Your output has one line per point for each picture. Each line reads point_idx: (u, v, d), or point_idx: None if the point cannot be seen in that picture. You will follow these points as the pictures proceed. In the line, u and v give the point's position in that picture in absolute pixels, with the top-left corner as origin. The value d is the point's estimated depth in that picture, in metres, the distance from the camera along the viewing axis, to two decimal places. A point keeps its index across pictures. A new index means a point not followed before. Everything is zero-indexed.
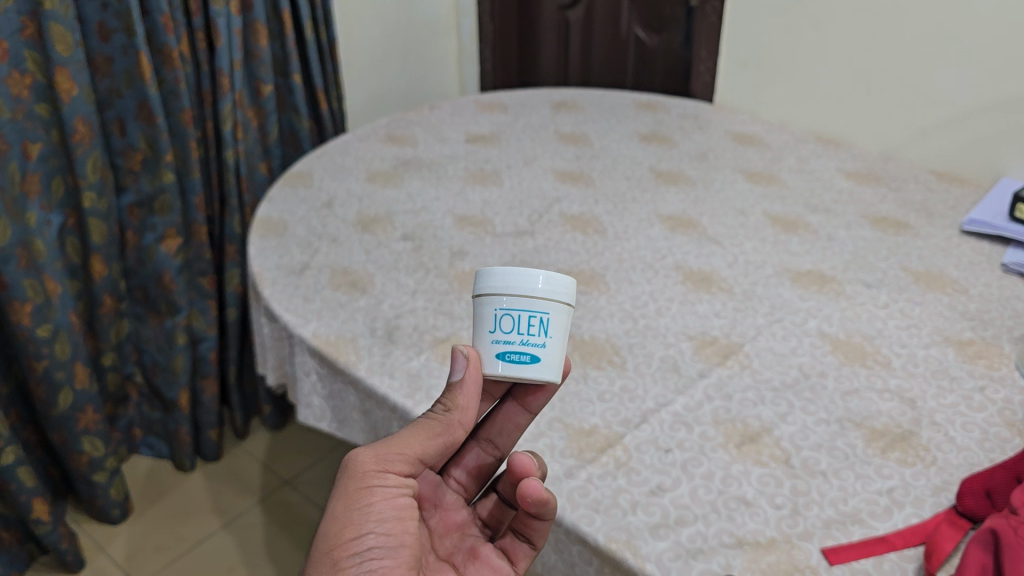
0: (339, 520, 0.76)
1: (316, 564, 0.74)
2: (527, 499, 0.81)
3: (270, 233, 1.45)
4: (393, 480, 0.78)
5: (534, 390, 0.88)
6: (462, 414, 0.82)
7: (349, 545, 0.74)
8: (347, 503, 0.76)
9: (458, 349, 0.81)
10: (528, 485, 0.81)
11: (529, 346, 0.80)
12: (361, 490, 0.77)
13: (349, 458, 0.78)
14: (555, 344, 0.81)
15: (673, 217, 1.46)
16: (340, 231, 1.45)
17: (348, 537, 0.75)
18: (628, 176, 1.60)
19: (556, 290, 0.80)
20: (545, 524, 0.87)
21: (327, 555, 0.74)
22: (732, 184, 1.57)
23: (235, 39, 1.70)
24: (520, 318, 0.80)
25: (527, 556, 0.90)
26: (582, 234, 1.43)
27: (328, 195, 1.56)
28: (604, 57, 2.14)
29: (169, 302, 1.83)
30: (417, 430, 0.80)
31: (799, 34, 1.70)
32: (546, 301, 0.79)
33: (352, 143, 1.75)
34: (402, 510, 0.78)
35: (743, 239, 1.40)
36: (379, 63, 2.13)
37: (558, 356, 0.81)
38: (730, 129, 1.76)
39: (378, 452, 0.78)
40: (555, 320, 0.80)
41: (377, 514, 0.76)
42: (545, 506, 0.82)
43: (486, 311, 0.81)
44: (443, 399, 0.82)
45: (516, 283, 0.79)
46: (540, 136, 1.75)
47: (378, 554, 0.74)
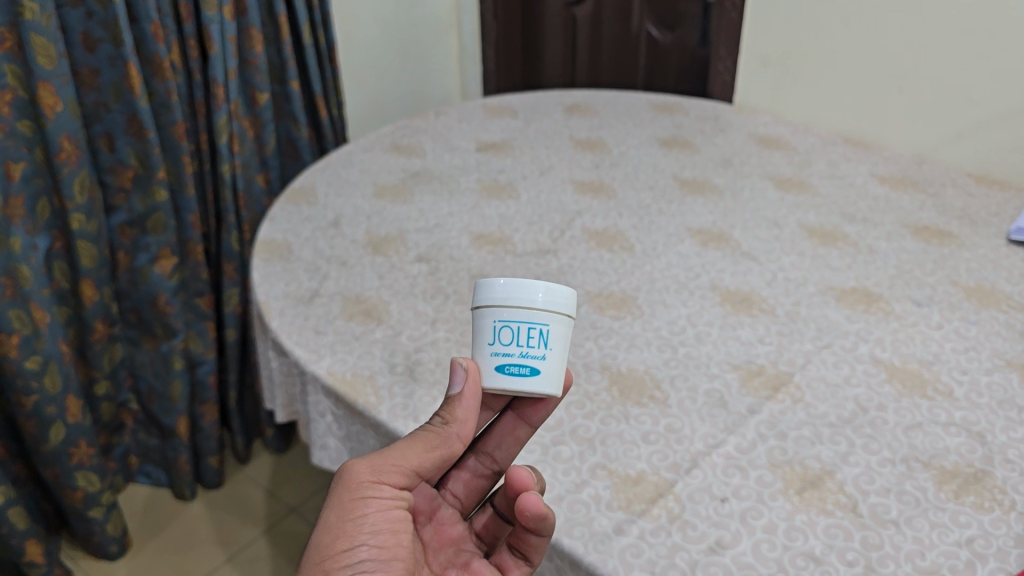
0: (331, 531, 0.76)
1: (308, 574, 0.74)
2: (524, 514, 0.80)
3: (274, 258, 1.36)
4: (388, 492, 0.78)
5: (536, 403, 0.87)
6: (459, 427, 0.82)
7: (344, 553, 0.74)
8: (342, 514, 0.76)
9: (456, 360, 0.81)
10: (524, 501, 0.80)
11: (529, 358, 0.80)
12: (355, 501, 0.77)
13: (344, 469, 0.78)
14: (554, 356, 0.81)
15: (703, 231, 1.38)
16: (349, 253, 1.35)
17: (342, 546, 0.75)
18: (652, 185, 1.51)
19: (556, 301, 0.80)
20: (542, 541, 0.83)
21: (320, 565, 0.74)
22: (762, 193, 1.48)
23: (229, 47, 1.60)
24: (519, 331, 0.80)
25: (522, 574, 0.87)
26: (609, 251, 1.34)
27: (334, 212, 1.46)
28: (613, 56, 2.05)
29: (165, 325, 1.74)
30: (413, 442, 0.81)
31: (825, 32, 1.61)
32: (546, 313, 0.80)
33: (355, 154, 1.65)
34: (397, 521, 0.78)
35: (781, 253, 1.32)
36: (377, 66, 2.03)
37: (559, 368, 0.82)
38: (753, 132, 1.68)
39: (374, 465, 0.79)
40: (555, 332, 0.81)
41: (372, 524, 0.76)
42: (540, 522, 0.81)
43: (486, 324, 0.82)
44: (440, 412, 0.82)
45: (515, 295, 0.80)
46: (554, 142, 1.66)
47: (371, 564, 0.74)
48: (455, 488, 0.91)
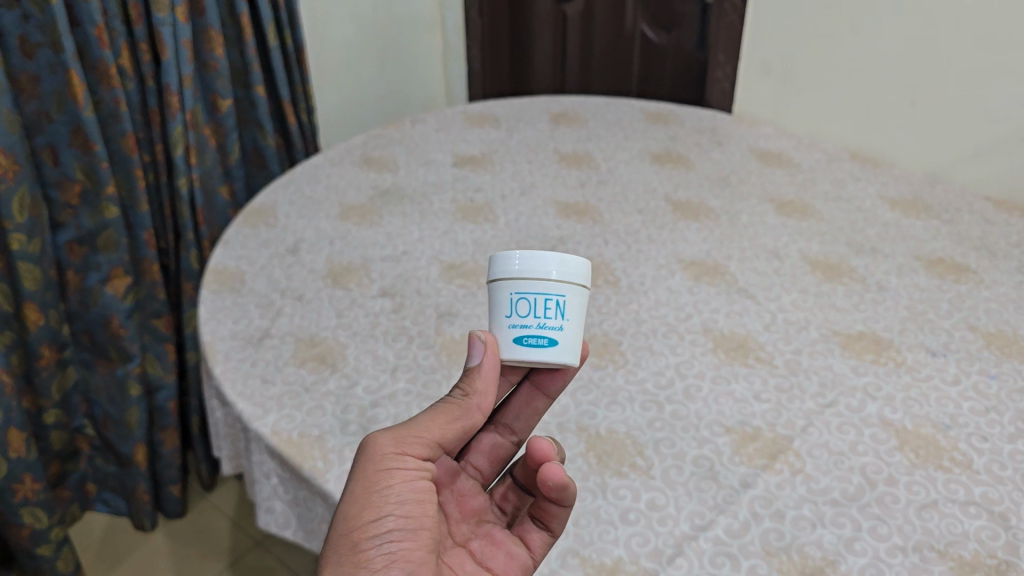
0: (355, 504, 0.68)
1: (333, 552, 0.67)
2: (546, 484, 0.75)
3: (224, 289, 1.24)
4: (412, 463, 0.71)
5: (554, 372, 0.81)
6: (480, 398, 0.76)
7: (368, 527, 0.67)
8: (365, 487, 0.69)
9: (474, 332, 0.75)
10: (550, 470, 0.75)
11: (546, 329, 0.76)
12: (379, 473, 0.70)
13: (365, 442, 0.71)
14: (572, 326, 0.77)
15: (696, 263, 1.26)
16: (307, 285, 1.23)
17: (367, 519, 0.68)
18: (641, 208, 1.38)
19: (569, 273, 0.77)
20: (566, 510, 0.78)
21: (343, 541, 0.67)
22: (761, 218, 1.35)
23: (184, 51, 1.47)
24: (536, 301, 0.76)
25: (545, 545, 0.80)
26: (591, 286, 1.22)
27: (294, 236, 1.34)
28: (605, 57, 1.91)
29: (119, 349, 1.62)
30: (435, 413, 0.74)
31: (832, 38, 1.48)
32: (561, 284, 0.76)
33: (322, 167, 1.53)
34: (421, 493, 0.71)
35: (781, 290, 1.20)
36: (352, 66, 1.90)
37: (576, 339, 0.78)
38: (753, 145, 1.55)
39: (396, 435, 0.72)
40: (572, 303, 0.77)
41: (397, 496, 0.69)
42: (564, 491, 0.75)
43: (501, 296, 0.78)
44: (460, 383, 0.76)
45: (529, 266, 0.76)
46: (537, 157, 1.53)
47: (398, 537, 0.68)
48: (473, 460, 0.83)
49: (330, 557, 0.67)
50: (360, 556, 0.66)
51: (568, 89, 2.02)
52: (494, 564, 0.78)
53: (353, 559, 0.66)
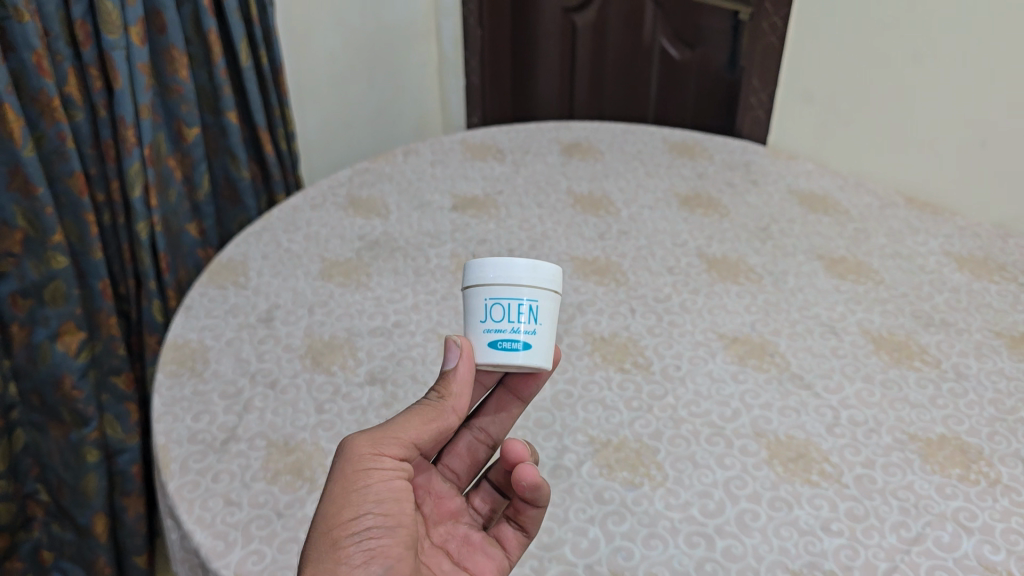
0: (334, 502, 0.64)
1: (312, 551, 0.63)
2: (521, 485, 0.71)
3: (183, 371, 1.04)
4: (389, 463, 0.67)
5: (528, 377, 0.78)
6: (457, 399, 0.71)
7: (347, 525, 0.63)
8: (343, 487, 0.65)
9: (451, 337, 0.72)
10: (522, 470, 0.71)
11: (520, 333, 0.73)
12: (357, 472, 0.65)
13: (342, 442, 0.67)
14: (546, 331, 0.74)
15: (740, 341, 1.07)
16: (282, 367, 1.04)
17: (346, 517, 0.63)
18: (671, 267, 1.20)
19: (542, 277, 0.74)
20: (542, 511, 0.74)
21: (322, 538, 0.63)
22: (810, 282, 1.17)
23: (141, 78, 1.26)
24: (510, 307, 0.73)
25: (522, 545, 0.76)
26: (618, 370, 1.03)
27: (267, 301, 1.15)
28: (621, 72, 1.72)
29: (73, 411, 1.41)
30: (411, 413, 0.69)
31: (889, 68, 1.28)
32: (534, 286, 0.74)
33: (301, 210, 1.33)
34: (400, 492, 0.66)
35: (842, 378, 1.02)
36: (337, 82, 1.71)
37: (548, 345, 0.75)
38: (793, 186, 1.37)
39: (374, 435, 0.67)
40: (545, 308, 0.74)
41: (376, 494, 0.65)
42: (539, 490, 0.71)
43: (474, 301, 0.74)
44: (437, 385, 0.72)
45: (501, 270, 0.73)
46: (548, 198, 1.34)
47: (378, 534, 0.63)
48: (449, 462, 0.80)
49: (308, 557, 0.63)
50: (339, 554, 0.62)
51: (576, 108, 1.83)
52: (472, 565, 0.73)
53: (332, 557, 0.62)
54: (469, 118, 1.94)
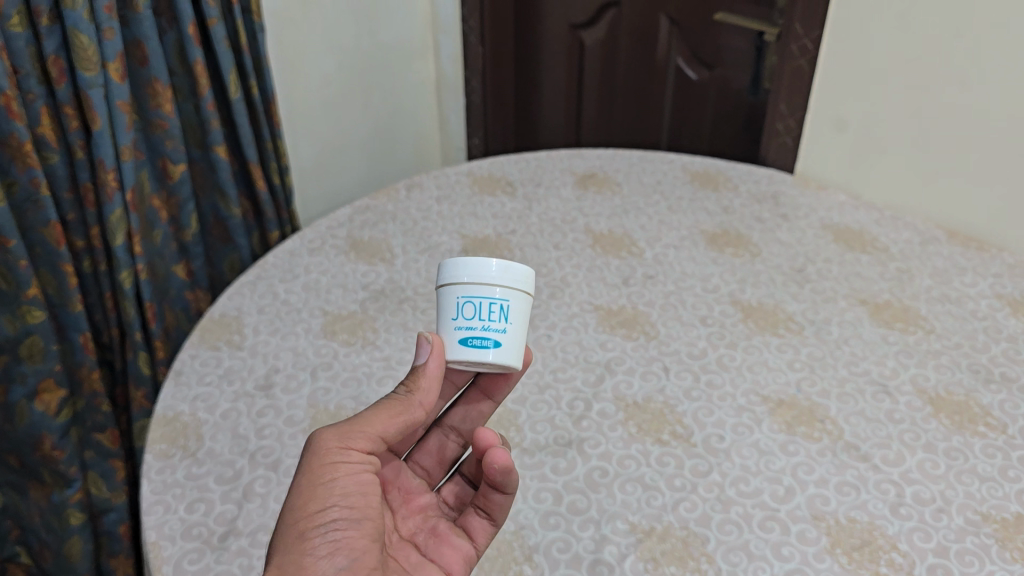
0: (301, 494, 0.64)
1: (278, 540, 0.63)
2: (489, 471, 0.71)
3: (175, 451, 0.94)
4: (356, 457, 0.67)
5: (497, 378, 0.79)
6: (425, 394, 0.71)
7: (314, 518, 0.63)
8: (310, 478, 0.65)
9: (425, 333, 0.71)
10: (493, 455, 0.71)
11: (490, 331, 0.72)
12: (325, 466, 0.65)
13: (311, 434, 0.66)
14: (516, 330, 0.73)
15: (786, 406, 0.98)
16: (285, 444, 0.94)
17: (313, 510, 0.64)
18: (704, 317, 1.10)
19: (513, 277, 0.73)
20: (507, 498, 0.74)
21: (289, 529, 0.63)
22: (856, 333, 1.08)
23: (122, 117, 1.15)
24: (480, 305, 0.72)
25: (487, 533, 0.77)
26: (656, 442, 0.94)
27: (265, 365, 1.04)
28: (631, 94, 1.69)
29: (55, 472, 1.29)
30: (380, 407, 0.69)
31: (932, 94, 1.19)
32: (505, 285, 0.72)
33: (299, 255, 1.23)
34: (366, 486, 0.66)
35: (902, 448, 0.93)
36: (331, 105, 1.60)
37: (519, 345, 0.73)
38: (827, 221, 1.28)
39: (341, 428, 0.67)
40: (517, 308, 0.73)
41: (343, 489, 0.65)
42: (507, 477, 0.71)
43: (446, 298, 0.73)
44: (406, 378, 0.71)
45: (471, 269, 0.72)
46: (566, 238, 1.24)
47: (343, 526, 0.64)
48: (419, 459, 0.81)
49: (274, 547, 0.63)
50: (305, 545, 0.63)
51: (584, 133, 1.79)
52: (439, 557, 0.74)
53: (298, 549, 0.62)
54: (469, 138, 1.81)
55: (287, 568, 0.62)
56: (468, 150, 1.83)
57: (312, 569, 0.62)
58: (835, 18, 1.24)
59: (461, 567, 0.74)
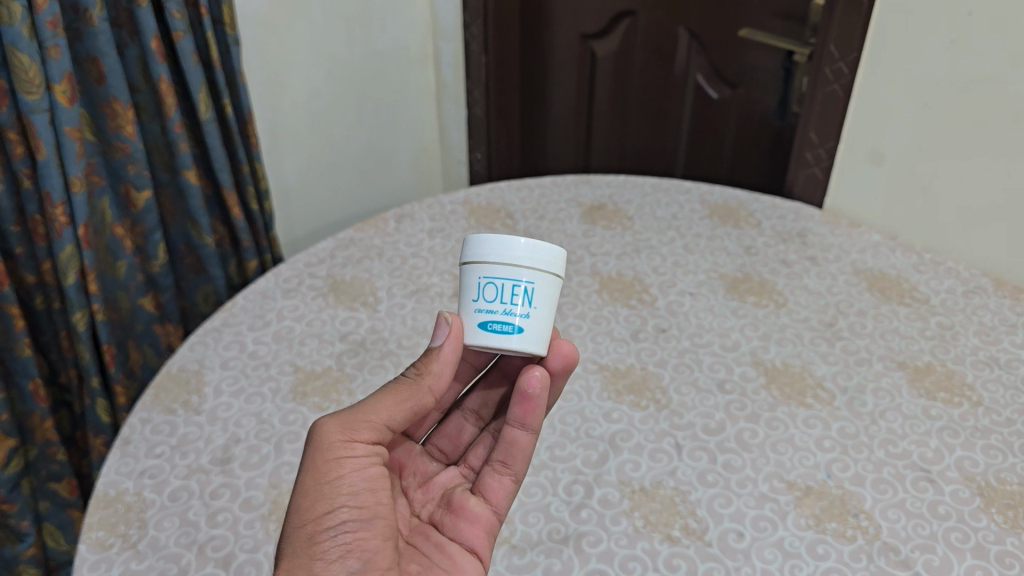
0: (307, 495, 0.65)
1: (288, 542, 0.65)
2: (530, 390, 0.72)
3: (113, 540, 0.83)
4: (361, 450, 0.68)
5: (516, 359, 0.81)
6: (434, 379, 0.71)
7: (322, 521, 0.65)
8: (315, 479, 0.66)
9: (441, 313, 0.70)
10: (529, 375, 0.72)
11: (513, 316, 0.70)
12: (329, 463, 0.66)
13: (312, 432, 0.67)
14: (541, 316, 0.70)
15: (814, 495, 0.85)
16: (239, 535, 0.83)
17: (320, 512, 0.65)
18: (722, 382, 0.98)
19: (542, 259, 0.70)
20: (523, 440, 0.74)
21: (297, 533, 0.65)
22: (894, 404, 0.95)
23: (71, 145, 1.04)
24: (504, 287, 0.70)
25: (508, 495, 0.76)
26: (665, 540, 0.82)
27: (224, 433, 0.93)
28: (646, 111, 1.59)
29: (7, 527, 1.19)
30: (384, 394, 0.69)
31: (985, 129, 1.06)
32: (531, 267, 0.70)
33: (272, 297, 1.12)
34: (375, 479, 0.68)
35: (947, 551, 0.80)
36: (319, 117, 1.47)
37: (544, 331, 0.71)
38: (859, 266, 1.15)
39: (344, 422, 0.68)
40: (543, 292, 0.71)
41: (350, 487, 0.66)
42: (540, 397, 0.72)
43: (471, 278, 0.71)
44: (415, 360, 0.71)
45: (494, 250, 0.70)
46: (569, 283, 1.13)
47: (354, 528, 0.65)
48: (438, 442, 0.83)
49: (285, 551, 0.65)
50: (315, 550, 0.64)
51: (594, 149, 1.68)
52: (458, 534, 0.74)
53: (308, 554, 0.64)
54: (471, 152, 1.67)
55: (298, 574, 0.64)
56: (470, 164, 1.70)
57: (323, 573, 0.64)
58: (878, 37, 1.11)
59: (482, 539, 0.74)
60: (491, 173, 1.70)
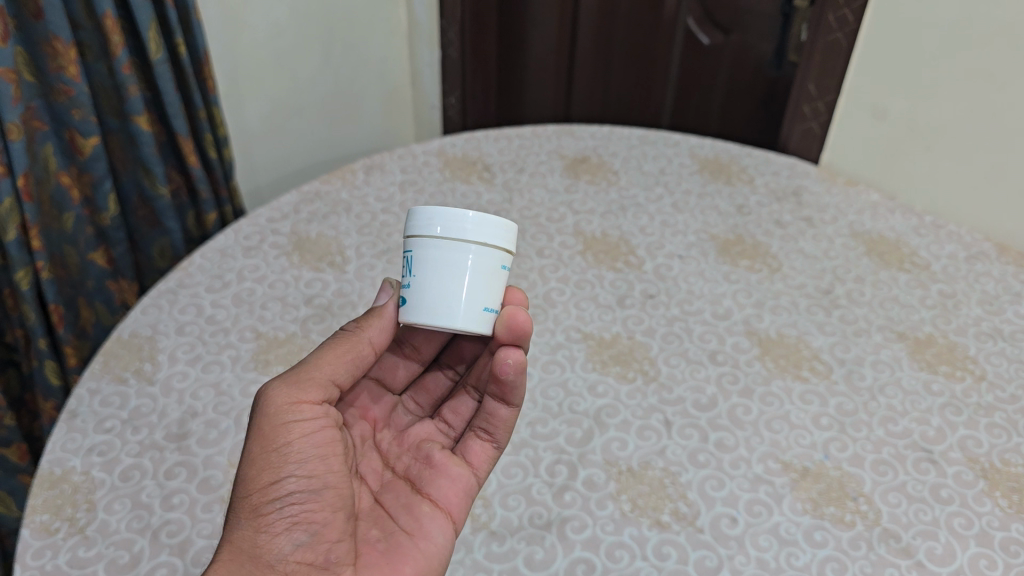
0: (253, 464, 0.58)
1: (232, 515, 0.58)
2: (503, 376, 0.64)
3: (59, 525, 0.75)
4: (311, 413, 0.61)
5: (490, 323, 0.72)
6: (374, 332, 0.66)
7: (268, 491, 0.57)
8: (262, 444, 0.58)
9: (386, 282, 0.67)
10: (499, 364, 0.63)
11: (404, 287, 0.64)
12: (277, 429, 0.59)
13: (259, 396, 0.60)
14: (424, 281, 0.63)
15: (811, 478, 0.80)
16: (196, 520, 0.75)
17: (266, 481, 0.57)
18: (713, 353, 0.92)
19: (416, 225, 0.63)
20: (513, 411, 0.68)
21: (243, 504, 0.57)
22: (894, 378, 0.90)
23: (6, 88, 0.95)
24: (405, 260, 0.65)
25: (490, 459, 0.69)
26: (654, 526, 0.76)
27: (180, 406, 0.85)
28: (630, 57, 1.52)
29: None
30: (325, 349, 0.64)
31: (998, 85, 0.99)
32: (447, 241, 0.62)
33: (232, 255, 1.04)
34: (326, 447, 0.60)
35: (951, 539, 0.74)
36: (279, 57, 1.36)
37: (430, 296, 0.62)
38: (858, 230, 1.10)
39: (291, 381, 0.61)
40: (425, 257, 0.63)
41: (298, 453, 0.59)
42: (518, 379, 0.64)
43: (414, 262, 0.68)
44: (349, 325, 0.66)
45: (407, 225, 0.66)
46: (551, 241, 1.07)
47: (301, 498, 0.58)
48: (414, 395, 0.75)
49: (227, 526, 0.58)
50: (259, 522, 0.57)
51: (575, 96, 1.61)
52: (435, 490, 0.66)
53: (253, 525, 0.57)
54: (445, 97, 1.60)
55: (242, 548, 0.56)
56: (442, 110, 1.62)
57: (268, 547, 0.56)
58: None
59: (459, 500, 0.66)
60: (465, 120, 1.63)
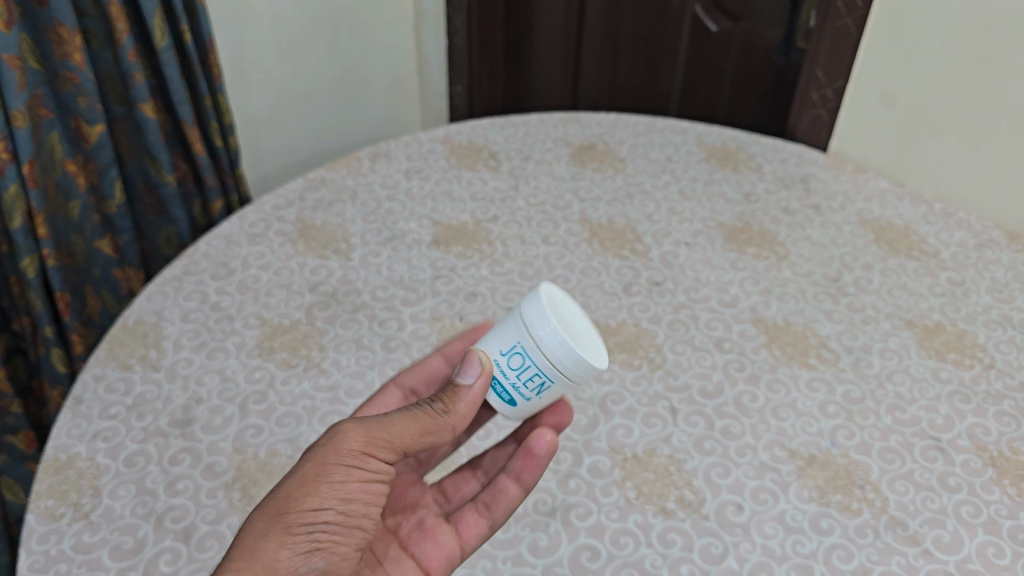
0: (299, 484, 0.56)
1: (259, 520, 0.55)
2: (534, 450, 0.68)
3: (64, 510, 0.75)
4: (372, 464, 0.59)
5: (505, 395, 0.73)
6: (458, 420, 0.64)
7: (307, 513, 0.56)
8: (317, 470, 0.57)
9: (477, 353, 0.65)
10: (538, 436, 0.67)
11: (515, 391, 0.66)
12: (335, 466, 0.57)
13: (335, 428, 0.59)
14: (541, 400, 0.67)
15: (818, 465, 0.79)
16: (201, 505, 0.75)
17: (308, 505, 0.56)
18: (720, 340, 0.92)
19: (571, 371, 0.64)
20: (521, 498, 0.68)
21: (276, 516, 0.55)
22: (902, 366, 0.89)
23: (11, 74, 0.95)
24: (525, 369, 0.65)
25: (481, 535, 0.68)
26: (659, 513, 0.75)
27: (185, 392, 0.85)
28: (639, 44, 1.52)
29: None
30: (410, 416, 0.62)
31: (1009, 70, 0.98)
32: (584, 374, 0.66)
33: (237, 242, 1.04)
34: (371, 497, 0.59)
35: (958, 527, 0.74)
36: (286, 44, 1.36)
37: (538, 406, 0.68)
38: (866, 217, 1.09)
39: (370, 430, 0.59)
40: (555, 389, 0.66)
41: (347, 492, 0.57)
42: (543, 460, 0.68)
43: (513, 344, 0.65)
44: (442, 396, 0.64)
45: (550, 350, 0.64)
46: (557, 228, 1.07)
47: (333, 532, 0.56)
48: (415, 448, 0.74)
49: (252, 528, 0.55)
50: (287, 538, 0.55)
51: (583, 83, 1.60)
52: (419, 552, 0.66)
53: (279, 538, 0.54)
54: (451, 85, 1.58)
55: (261, 556, 0.54)
56: (449, 99, 1.60)
57: (285, 563, 0.54)
58: None
59: (440, 567, 0.66)
60: (472, 108, 1.61)
